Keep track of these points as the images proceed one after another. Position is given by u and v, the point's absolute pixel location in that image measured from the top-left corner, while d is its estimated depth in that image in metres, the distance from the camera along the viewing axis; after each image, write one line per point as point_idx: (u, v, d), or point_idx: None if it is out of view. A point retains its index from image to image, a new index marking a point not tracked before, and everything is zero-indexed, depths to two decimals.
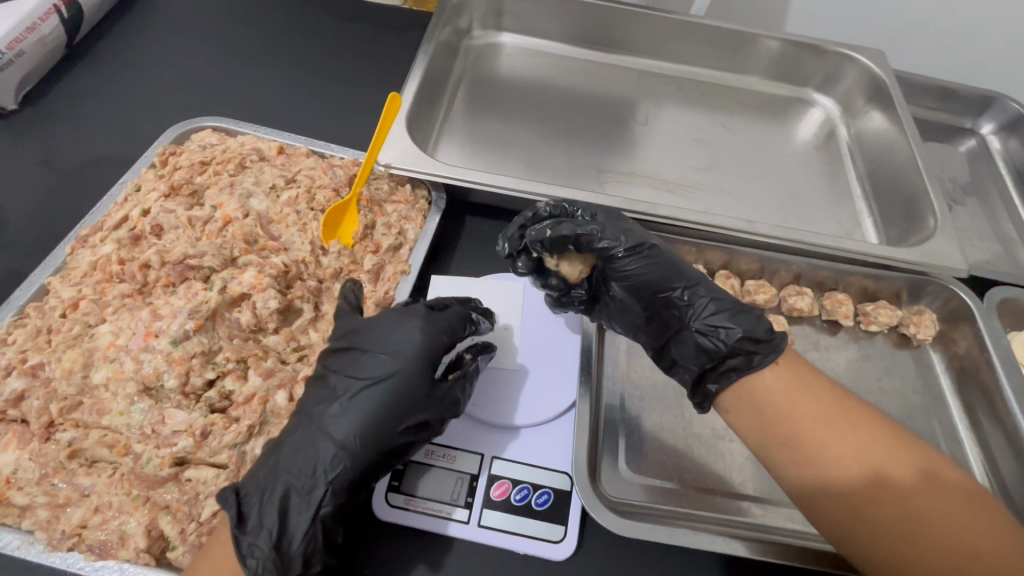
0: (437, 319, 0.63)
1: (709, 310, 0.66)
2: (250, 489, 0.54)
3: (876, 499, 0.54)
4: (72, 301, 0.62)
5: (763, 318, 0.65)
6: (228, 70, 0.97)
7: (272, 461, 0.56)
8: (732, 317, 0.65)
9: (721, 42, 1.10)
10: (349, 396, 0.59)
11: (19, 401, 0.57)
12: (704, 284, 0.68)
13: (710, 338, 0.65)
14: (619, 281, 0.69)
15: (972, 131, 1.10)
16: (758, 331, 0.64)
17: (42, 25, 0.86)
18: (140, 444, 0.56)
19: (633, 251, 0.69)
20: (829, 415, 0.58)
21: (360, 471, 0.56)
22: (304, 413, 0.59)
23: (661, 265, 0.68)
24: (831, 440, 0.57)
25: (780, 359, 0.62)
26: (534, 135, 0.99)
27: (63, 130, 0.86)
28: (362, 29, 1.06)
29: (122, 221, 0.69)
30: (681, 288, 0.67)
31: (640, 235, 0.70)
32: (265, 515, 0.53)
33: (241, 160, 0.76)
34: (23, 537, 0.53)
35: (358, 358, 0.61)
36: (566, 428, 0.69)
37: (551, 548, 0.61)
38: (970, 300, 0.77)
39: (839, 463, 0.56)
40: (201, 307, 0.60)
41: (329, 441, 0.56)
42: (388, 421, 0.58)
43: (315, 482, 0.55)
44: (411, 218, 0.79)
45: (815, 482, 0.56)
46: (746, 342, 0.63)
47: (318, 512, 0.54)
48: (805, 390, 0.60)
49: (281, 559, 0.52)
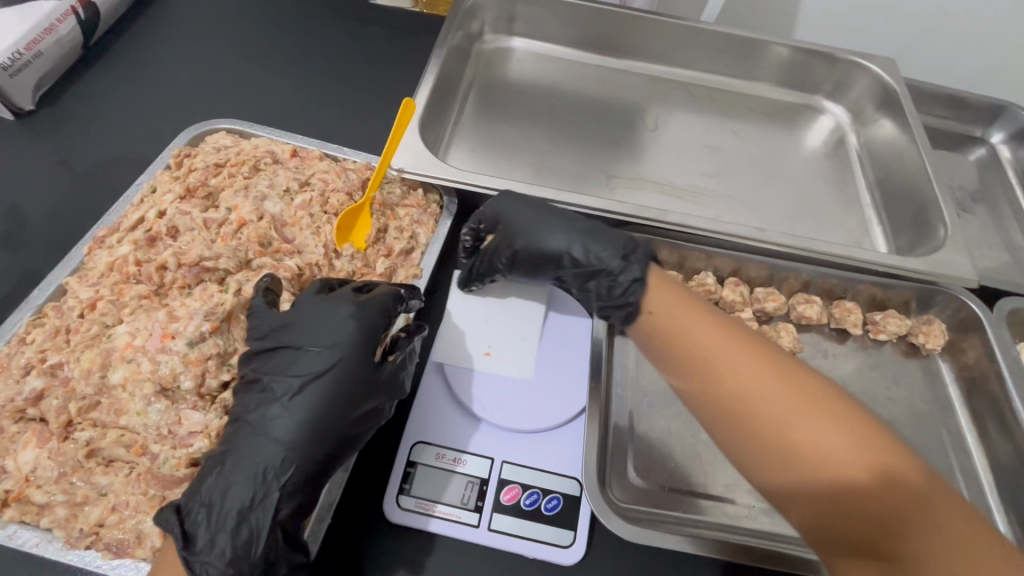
0: (367, 303, 0.62)
1: (595, 251, 0.71)
2: (194, 507, 0.53)
3: (797, 435, 0.53)
4: (90, 301, 0.63)
5: (636, 254, 0.70)
6: (242, 73, 0.97)
7: (215, 473, 0.54)
8: (616, 253, 0.70)
9: (731, 49, 1.10)
10: (291, 395, 0.58)
11: (37, 400, 0.57)
12: (591, 229, 0.73)
13: (599, 274, 0.70)
14: (535, 270, 0.75)
15: (981, 140, 1.10)
16: (634, 261, 0.69)
17: (59, 27, 0.87)
18: (157, 444, 0.56)
19: (517, 220, 0.74)
20: (741, 347, 0.59)
21: (311, 469, 0.56)
22: (244, 423, 0.57)
23: (551, 223, 0.73)
24: (750, 372, 0.57)
25: (652, 308, 0.66)
26: (543, 139, 1.00)
27: (81, 131, 0.87)
28: (375, 33, 1.06)
29: (139, 222, 0.70)
30: (571, 238, 0.72)
31: (524, 203, 0.75)
32: (214, 532, 0.52)
33: (255, 162, 0.77)
34: (42, 534, 0.54)
35: (292, 355, 0.60)
36: (578, 432, 0.69)
37: (560, 553, 0.61)
38: (980, 311, 0.77)
39: (758, 400, 0.55)
40: (216, 309, 0.61)
41: (275, 445, 0.55)
42: (335, 413, 0.58)
43: (266, 488, 0.54)
44: (422, 222, 0.79)
45: (727, 405, 0.57)
46: (627, 281, 0.68)
47: (276, 516, 0.54)
48: (716, 321, 0.62)
49: (241, 570, 0.52)
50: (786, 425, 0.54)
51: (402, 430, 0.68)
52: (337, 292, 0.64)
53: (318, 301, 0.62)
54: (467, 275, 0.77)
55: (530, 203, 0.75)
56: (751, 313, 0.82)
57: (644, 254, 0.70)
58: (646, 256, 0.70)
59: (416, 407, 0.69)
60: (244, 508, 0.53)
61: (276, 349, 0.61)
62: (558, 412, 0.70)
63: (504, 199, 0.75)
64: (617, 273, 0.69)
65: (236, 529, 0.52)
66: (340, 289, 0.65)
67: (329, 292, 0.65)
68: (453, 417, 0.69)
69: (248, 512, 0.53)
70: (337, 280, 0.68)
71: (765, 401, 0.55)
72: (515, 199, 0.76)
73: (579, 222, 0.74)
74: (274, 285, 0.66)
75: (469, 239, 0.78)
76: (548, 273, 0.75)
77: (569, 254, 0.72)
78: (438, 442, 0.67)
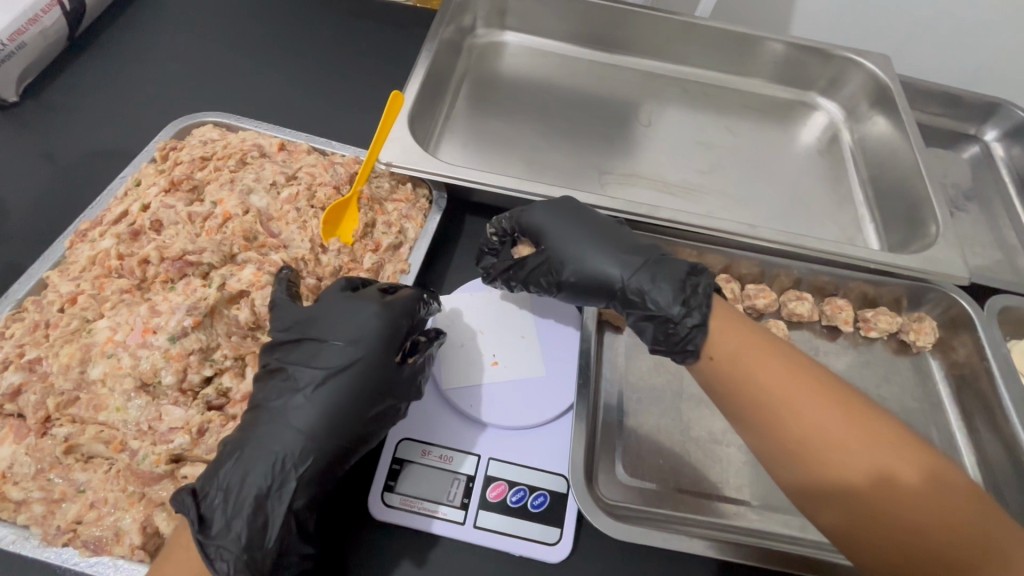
0: (393, 303, 0.62)
1: (650, 284, 0.64)
2: (211, 491, 0.52)
3: (835, 463, 0.52)
4: (70, 295, 0.62)
5: (696, 292, 0.62)
6: (230, 65, 0.96)
7: (233, 459, 0.54)
8: (674, 291, 0.63)
9: (727, 45, 1.09)
10: (313, 387, 0.57)
11: (15, 395, 0.57)
12: (649, 257, 0.67)
13: (654, 314, 0.64)
14: (577, 289, 0.71)
15: (975, 137, 1.09)
16: (694, 302, 0.62)
17: (44, 17, 0.85)
18: (136, 440, 0.56)
19: (563, 240, 0.70)
20: (789, 376, 0.56)
21: (330, 460, 0.55)
22: (265, 410, 0.57)
23: (602, 248, 0.69)
24: (793, 397, 0.55)
25: (711, 353, 0.60)
26: (536, 135, 0.99)
27: (65, 123, 0.86)
28: (366, 26, 1.05)
29: (122, 215, 0.69)
30: (625, 269, 0.67)
31: (573, 221, 0.71)
32: (231, 518, 0.51)
33: (241, 156, 0.76)
34: (19, 532, 0.53)
35: (316, 348, 0.60)
36: (564, 429, 0.69)
37: (544, 550, 0.61)
38: (971, 308, 0.76)
39: (803, 425, 0.54)
40: (199, 304, 0.60)
41: (294, 433, 0.55)
42: (355, 409, 0.57)
43: (283, 476, 0.53)
44: (411, 216, 0.78)
45: (771, 432, 0.55)
46: (684, 322, 0.61)
47: (292, 505, 0.53)
48: (770, 352, 0.59)
49: (254, 559, 0.50)
50: (826, 454, 0.53)
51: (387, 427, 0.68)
52: (363, 292, 0.64)
53: (346, 300, 0.62)
54: (490, 275, 0.75)
55: (578, 222, 0.71)
56: (742, 310, 0.81)
57: (706, 291, 0.62)
58: (710, 294, 0.62)
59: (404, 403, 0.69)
60: (261, 494, 0.52)
61: (301, 341, 0.61)
62: (548, 410, 0.69)
63: (549, 215, 0.72)
64: (675, 313, 0.62)
65: (252, 515, 0.51)
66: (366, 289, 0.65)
67: (351, 290, 0.65)
68: (439, 414, 0.68)
69: (265, 498, 0.52)
70: (358, 278, 0.68)
71: (810, 431, 0.54)
72: (563, 215, 0.72)
73: (635, 248, 0.69)
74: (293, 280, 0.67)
75: (495, 238, 0.77)
76: (594, 298, 0.70)
77: (621, 282, 0.67)
78: (423, 438, 0.66)
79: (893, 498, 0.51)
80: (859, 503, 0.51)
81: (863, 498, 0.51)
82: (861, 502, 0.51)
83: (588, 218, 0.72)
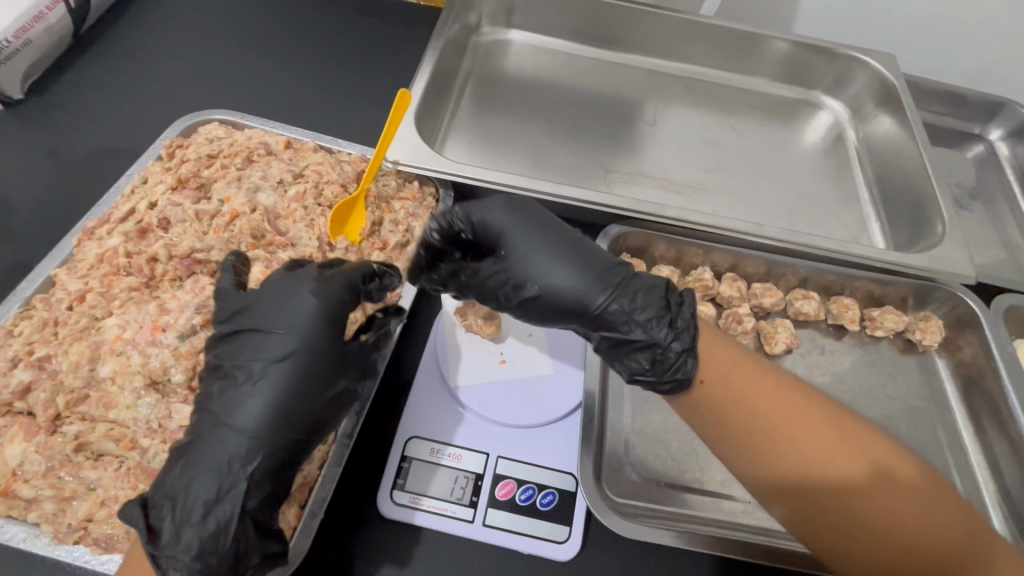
0: (330, 280, 0.59)
1: (632, 305, 0.60)
2: (159, 500, 0.51)
3: (831, 458, 0.53)
4: (78, 293, 0.62)
5: (679, 312, 0.60)
6: (237, 63, 0.96)
7: (179, 466, 0.52)
8: (658, 313, 0.59)
9: (731, 43, 1.09)
10: (254, 381, 0.55)
11: (24, 393, 0.56)
12: (623, 273, 0.62)
13: (640, 340, 0.59)
14: (538, 307, 0.62)
15: (980, 137, 1.09)
16: (682, 326, 0.59)
17: (50, 14, 0.85)
18: (146, 438, 0.56)
19: (530, 249, 0.63)
20: (778, 386, 0.57)
21: (283, 456, 0.54)
22: (208, 412, 0.55)
23: (575, 259, 0.62)
24: (780, 395, 0.56)
25: (705, 379, 0.58)
26: (541, 133, 0.99)
27: (72, 121, 0.86)
28: (371, 24, 1.05)
29: (129, 213, 0.69)
30: (602, 287, 0.60)
31: (536, 231, 0.64)
32: (180, 526, 0.50)
33: (248, 154, 0.75)
34: (29, 530, 0.53)
35: (250, 339, 0.57)
36: (572, 428, 0.68)
37: (554, 548, 0.61)
38: (977, 308, 0.77)
39: (782, 431, 0.54)
40: (208, 302, 0.61)
41: (239, 435, 0.53)
42: (300, 399, 0.55)
43: (232, 478, 0.52)
44: (418, 215, 0.78)
45: (751, 438, 0.55)
46: (674, 345, 0.58)
47: (245, 507, 0.51)
48: (753, 368, 0.59)
49: (209, 563, 0.50)
50: (821, 450, 0.53)
51: (397, 423, 0.68)
52: (300, 270, 0.61)
53: (281, 278, 0.60)
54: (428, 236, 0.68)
55: (540, 228, 0.64)
56: (748, 309, 0.81)
57: (691, 311, 0.60)
58: (695, 310, 0.60)
59: (410, 405, 0.68)
60: (210, 500, 0.51)
61: (239, 333, 0.58)
62: (558, 403, 0.69)
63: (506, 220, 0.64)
64: (663, 338, 0.58)
65: (201, 521, 0.50)
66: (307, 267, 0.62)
67: (294, 271, 0.62)
68: (448, 411, 0.68)
69: (214, 503, 0.51)
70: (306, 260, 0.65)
71: (793, 440, 0.54)
72: (522, 224, 0.64)
73: (605, 261, 0.63)
74: (242, 265, 0.64)
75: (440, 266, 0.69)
76: (558, 319, 0.63)
77: (597, 303, 0.60)
78: (431, 436, 0.66)
79: (894, 494, 0.52)
80: (862, 500, 0.52)
81: (865, 494, 0.52)
82: (865, 498, 0.52)
83: (548, 226, 0.65)
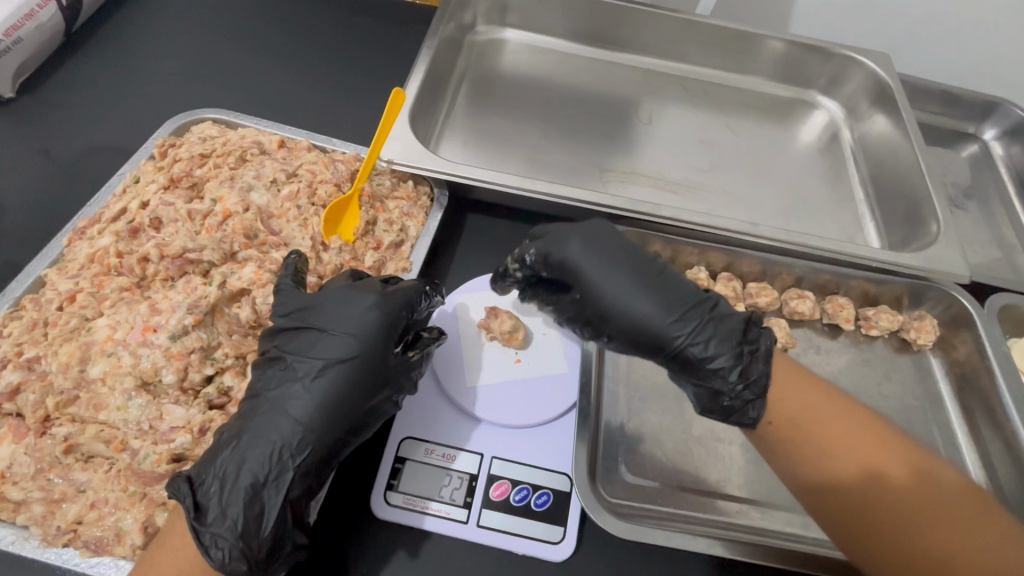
0: (393, 294, 0.61)
1: (707, 349, 0.60)
2: (207, 479, 0.52)
3: (841, 458, 0.55)
4: (69, 294, 0.61)
5: (755, 358, 0.60)
6: (228, 61, 0.96)
7: (230, 447, 0.53)
8: (731, 360, 0.59)
9: (727, 43, 1.09)
10: (313, 376, 0.57)
11: (14, 394, 0.56)
12: (702, 314, 0.62)
13: (706, 379, 0.61)
14: (614, 338, 0.65)
15: (974, 136, 1.09)
16: (753, 371, 0.59)
17: (40, 13, 0.84)
18: (137, 439, 0.55)
19: (606, 286, 0.64)
20: (801, 389, 0.59)
21: (327, 452, 0.55)
22: (263, 399, 0.57)
23: (651, 297, 0.63)
24: (801, 401, 0.58)
25: (773, 420, 0.59)
26: (537, 132, 0.98)
27: (61, 119, 0.85)
28: (364, 23, 1.04)
29: (121, 213, 0.69)
30: (677, 327, 0.61)
31: (614, 270, 0.64)
32: (227, 505, 0.51)
33: (241, 153, 0.75)
34: (18, 532, 0.53)
35: (315, 337, 0.59)
36: (566, 429, 0.68)
37: (549, 549, 0.61)
38: (971, 306, 0.77)
39: (811, 429, 0.57)
40: (199, 302, 0.60)
41: (292, 423, 0.54)
42: (352, 402, 0.57)
43: (281, 466, 0.53)
44: (413, 214, 0.77)
45: (784, 429, 0.58)
46: (743, 390, 0.59)
47: (288, 495, 0.53)
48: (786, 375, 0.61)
49: (249, 546, 0.50)
50: (829, 448, 0.56)
51: (389, 426, 0.67)
52: (364, 281, 0.63)
53: (345, 287, 0.62)
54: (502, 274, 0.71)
55: (620, 267, 0.65)
56: (744, 308, 0.81)
57: (765, 353, 0.60)
58: (770, 359, 0.60)
59: (410, 410, 0.68)
60: (257, 483, 0.52)
61: (301, 329, 0.60)
62: (555, 404, 0.69)
63: (589, 255, 0.65)
64: (733, 384, 0.59)
65: (249, 502, 0.51)
66: (367, 279, 0.65)
67: (357, 281, 0.65)
68: (443, 412, 0.68)
69: (261, 488, 0.52)
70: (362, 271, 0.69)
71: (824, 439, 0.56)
72: (602, 263, 0.65)
73: (683, 301, 0.63)
74: (301, 265, 0.66)
75: (516, 266, 0.70)
76: (630, 348, 0.65)
77: (670, 341, 0.61)
78: (424, 437, 0.66)
79: (891, 494, 0.53)
80: (876, 498, 0.53)
81: (857, 492, 0.54)
82: (879, 497, 0.53)
83: (628, 263, 0.65)
